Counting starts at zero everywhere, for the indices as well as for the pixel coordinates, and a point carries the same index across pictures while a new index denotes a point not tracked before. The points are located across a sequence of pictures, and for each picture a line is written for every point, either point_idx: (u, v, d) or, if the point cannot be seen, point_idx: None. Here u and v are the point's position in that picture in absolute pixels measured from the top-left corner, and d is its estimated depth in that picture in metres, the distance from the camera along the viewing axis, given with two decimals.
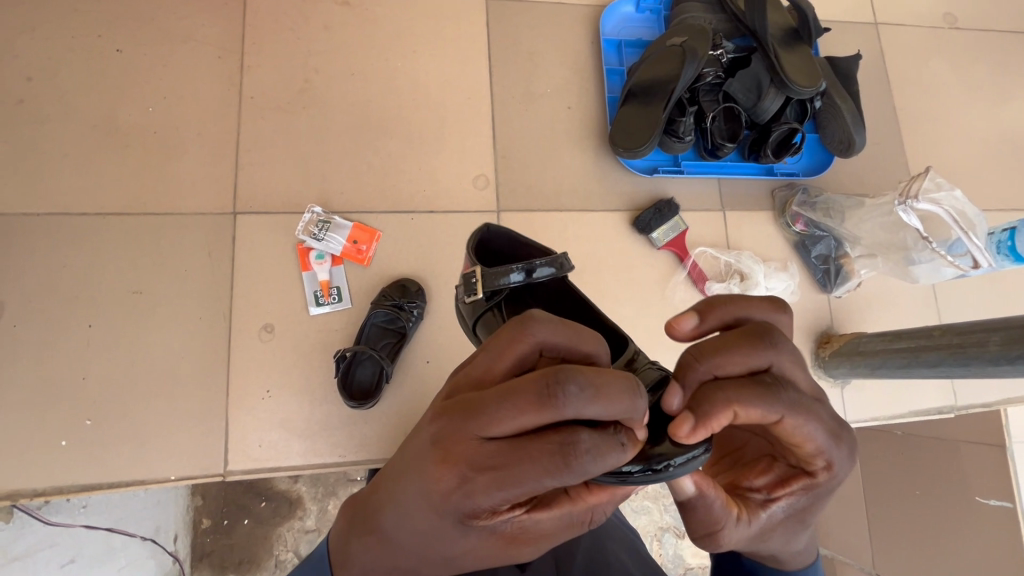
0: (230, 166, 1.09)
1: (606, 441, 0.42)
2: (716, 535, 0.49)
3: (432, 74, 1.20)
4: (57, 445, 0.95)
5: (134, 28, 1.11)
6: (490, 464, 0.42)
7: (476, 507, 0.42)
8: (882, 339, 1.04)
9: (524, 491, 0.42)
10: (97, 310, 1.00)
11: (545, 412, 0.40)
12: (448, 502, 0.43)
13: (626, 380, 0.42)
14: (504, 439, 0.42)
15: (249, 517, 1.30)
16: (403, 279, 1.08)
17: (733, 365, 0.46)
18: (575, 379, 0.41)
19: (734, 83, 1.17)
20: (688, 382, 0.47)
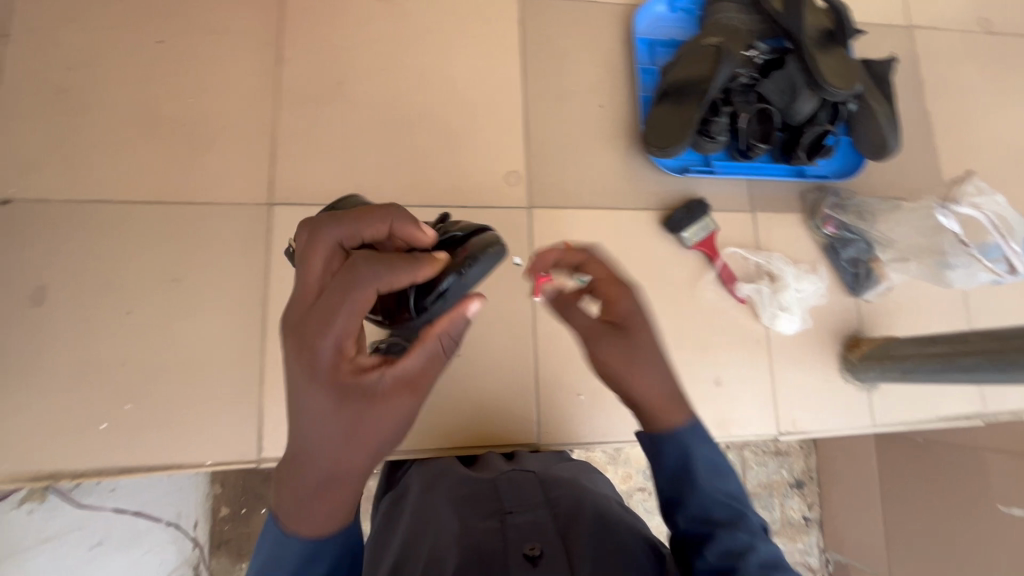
0: (267, 157, 1.10)
1: (392, 262, 0.57)
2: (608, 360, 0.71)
3: (465, 70, 1.21)
4: (97, 429, 0.97)
5: (174, 20, 1.13)
6: (339, 337, 0.55)
7: (320, 355, 0.55)
8: (916, 343, 1.04)
9: (350, 320, 0.56)
10: (137, 297, 1.01)
11: (346, 271, 0.56)
12: (308, 367, 0.55)
13: (382, 213, 0.60)
14: (336, 317, 0.55)
15: (267, 507, 1.32)
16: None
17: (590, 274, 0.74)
18: (363, 258, 0.57)
19: (769, 84, 1.16)
20: (564, 260, 0.76)
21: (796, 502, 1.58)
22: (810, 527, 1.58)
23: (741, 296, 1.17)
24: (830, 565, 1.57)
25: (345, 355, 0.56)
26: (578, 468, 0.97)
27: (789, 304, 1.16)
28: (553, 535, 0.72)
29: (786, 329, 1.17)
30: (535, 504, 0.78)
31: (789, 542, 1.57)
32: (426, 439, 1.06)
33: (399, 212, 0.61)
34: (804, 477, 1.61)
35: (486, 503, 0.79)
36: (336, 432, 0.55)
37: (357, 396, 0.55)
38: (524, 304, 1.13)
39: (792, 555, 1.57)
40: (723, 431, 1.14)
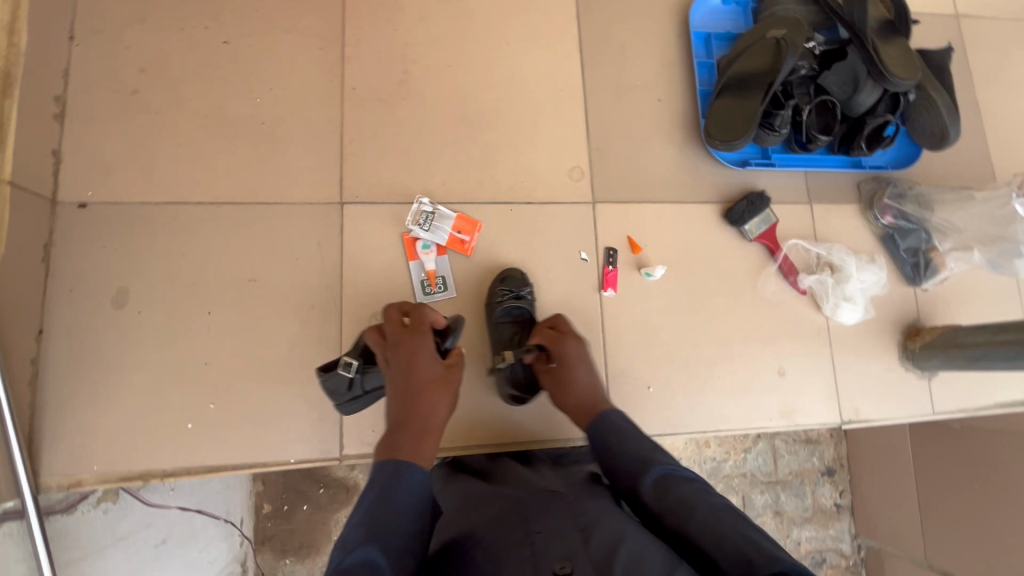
0: (335, 157, 1.11)
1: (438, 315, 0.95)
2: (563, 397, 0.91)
3: (526, 65, 1.21)
4: (182, 429, 0.97)
5: (240, 19, 1.13)
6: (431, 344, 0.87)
7: (420, 344, 0.86)
8: (985, 331, 1.04)
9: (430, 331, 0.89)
10: (216, 297, 1.02)
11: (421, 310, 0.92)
12: (417, 350, 0.84)
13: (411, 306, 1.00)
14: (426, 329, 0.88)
15: (308, 503, 1.28)
16: (506, 270, 1.09)
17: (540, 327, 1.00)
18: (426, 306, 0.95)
19: (830, 75, 1.18)
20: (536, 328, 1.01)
21: (827, 490, 1.57)
22: (841, 512, 1.57)
23: (802, 287, 1.19)
24: (862, 551, 1.56)
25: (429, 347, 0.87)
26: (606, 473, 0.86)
27: (853, 294, 1.17)
28: (584, 551, 0.61)
29: (849, 319, 1.17)
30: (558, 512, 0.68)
31: (820, 529, 1.56)
32: (500, 436, 1.07)
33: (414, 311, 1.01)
34: (834, 464, 1.59)
35: (504, 518, 0.68)
36: (434, 385, 0.81)
37: (445, 376, 0.83)
38: (592, 299, 1.14)
39: (823, 542, 1.55)
40: (788, 420, 1.16)
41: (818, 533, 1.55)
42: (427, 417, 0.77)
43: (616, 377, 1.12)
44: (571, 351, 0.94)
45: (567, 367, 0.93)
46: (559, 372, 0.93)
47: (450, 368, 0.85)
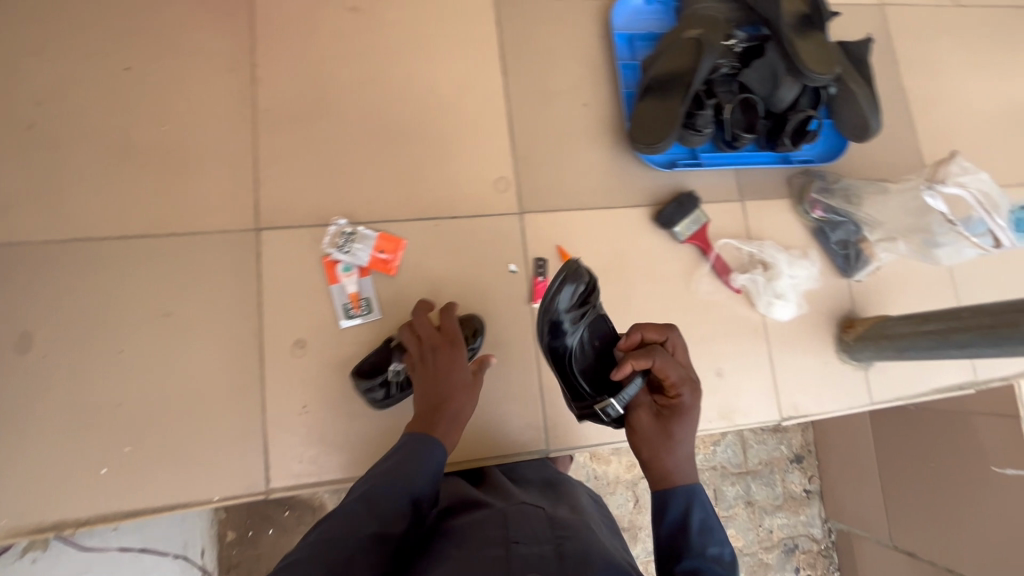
0: (249, 181, 1.08)
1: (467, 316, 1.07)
2: (650, 431, 0.77)
3: (446, 76, 1.19)
4: (96, 474, 0.94)
5: (142, 44, 1.09)
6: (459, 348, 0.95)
7: (451, 347, 0.95)
8: (908, 322, 1.06)
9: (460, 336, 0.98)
10: (126, 335, 0.98)
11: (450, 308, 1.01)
12: (448, 355, 0.94)
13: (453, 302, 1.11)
14: (454, 333, 0.97)
15: (273, 527, 1.29)
16: (568, 272, 0.94)
17: (657, 360, 0.78)
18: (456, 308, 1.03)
19: (750, 73, 1.18)
20: (631, 336, 0.85)
21: (796, 476, 1.57)
22: (810, 498, 1.57)
23: (736, 286, 1.18)
24: (832, 534, 1.56)
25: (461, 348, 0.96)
26: (590, 508, 0.84)
27: (784, 291, 1.18)
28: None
29: (781, 315, 1.18)
30: (538, 541, 0.66)
31: (791, 516, 1.55)
32: None
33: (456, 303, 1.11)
34: (802, 452, 1.59)
35: (488, 536, 0.68)
36: (460, 386, 0.90)
37: (470, 379, 0.92)
38: (522, 311, 1.12)
39: (794, 528, 1.55)
40: (727, 421, 1.15)
41: (790, 520, 1.55)
42: (454, 412, 0.87)
43: (552, 390, 1.11)
44: (691, 410, 0.78)
45: (682, 425, 0.77)
46: (669, 426, 0.77)
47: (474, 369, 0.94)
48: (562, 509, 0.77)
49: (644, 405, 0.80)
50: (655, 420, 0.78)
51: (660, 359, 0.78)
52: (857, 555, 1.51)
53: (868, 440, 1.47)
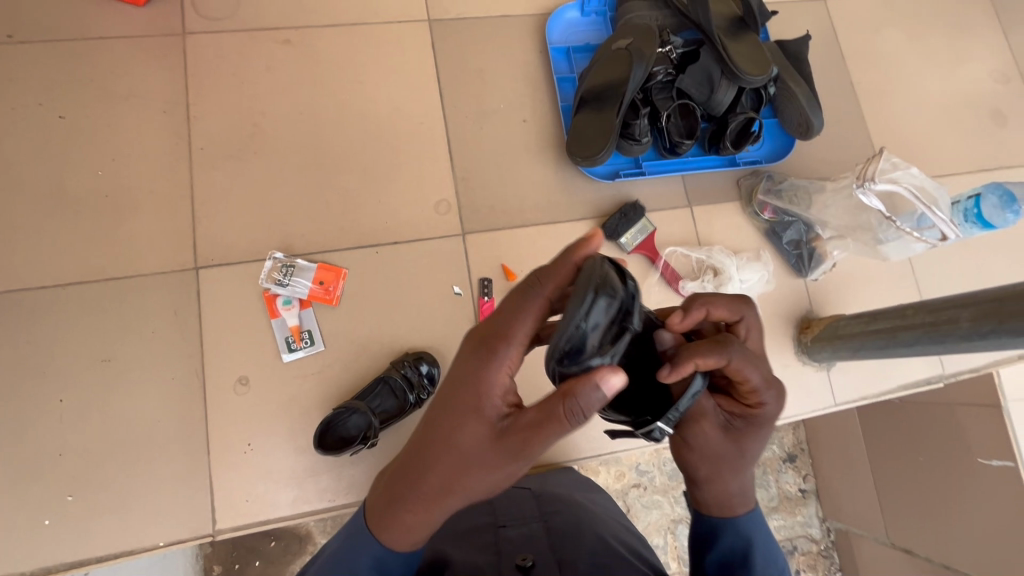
0: (186, 221, 1.08)
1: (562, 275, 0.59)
2: (716, 441, 0.68)
3: (383, 101, 1.19)
4: (41, 525, 0.94)
5: (75, 91, 1.10)
6: (511, 365, 0.59)
7: (479, 376, 0.59)
8: (859, 321, 1.03)
9: (510, 345, 0.58)
10: (67, 384, 0.99)
11: (554, 275, 0.59)
12: (479, 381, 0.59)
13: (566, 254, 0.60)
14: (513, 334, 0.58)
15: (260, 558, 1.19)
16: (598, 284, 0.57)
17: (737, 358, 0.63)
18: (539, 276, 0.59)
19: (686, 78, 1.15)
20: (691, 311, 0.67)
21: (790, 476, 1.45)
22: (806, 497, 1.45)
23: (686, 294, 1.16)
24: (832, 534, 1.45)
25: (505, 371, 0.59)
26: (577, 483, 0.99)
27: None
28: (546, 549, 0.73)
29: None
30: (528, 519, 0.81)
31: (787, 517, 1.44)
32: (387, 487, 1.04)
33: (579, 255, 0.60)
34: (795, 450, 1.47)
35: (478, 521, 0.83)
36: (465, 448, 0.59)
37: (523, 443, 0.57)
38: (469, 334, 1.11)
39: (791, 530, 1.43)
40: None
41: (786, 522, 1.44)
42: (435, 483, 0.60)
43: None
44: (769, 420, 0.68)
45: (755, 435, 0.68)
46: (740, 444, 0.68)
47: (526, 432, 0.57)
48: (549, 489, 0.93)
49: (711, 414, 0.68)
50: (725, 433, 0.68)
51: (741, 357, 0.63)
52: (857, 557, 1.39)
53: (859, 441, 1.37)
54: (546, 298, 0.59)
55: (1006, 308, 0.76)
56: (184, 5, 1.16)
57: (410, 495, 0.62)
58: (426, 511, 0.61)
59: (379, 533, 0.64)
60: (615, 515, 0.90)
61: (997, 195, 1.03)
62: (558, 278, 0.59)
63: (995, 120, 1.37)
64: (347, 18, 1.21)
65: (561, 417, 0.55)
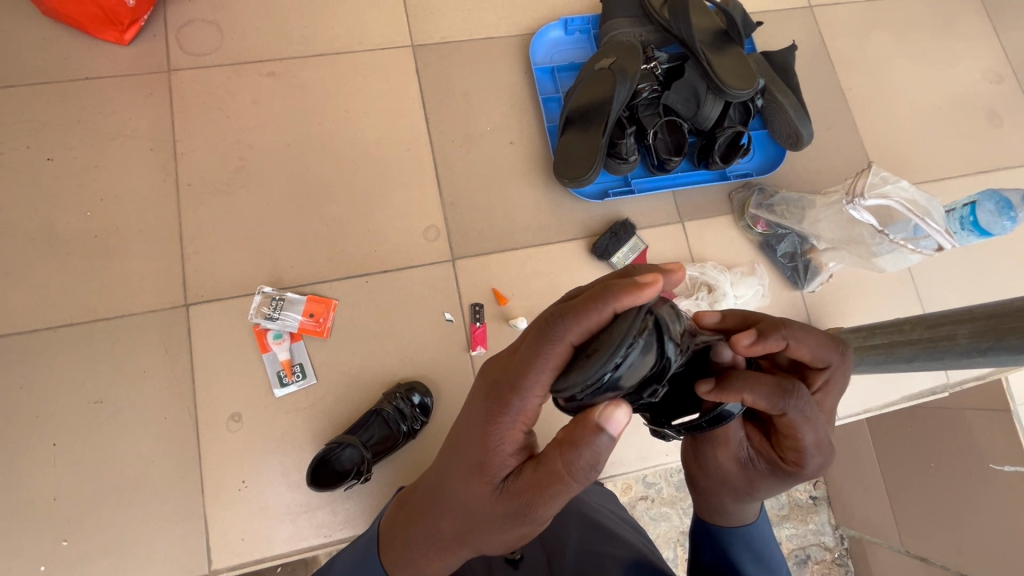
0: (175, 258, 1.08)
1: (591, 321, 0.47)
2: (729, 467, 0.62)
3: (368, 128, 1.19)
4: (37, 571, 0.94)
5: (63, 134, 1.10)
6: (526, 416, 0.52)
7: (492, 429, 0.52)
8: (857, 335, 0.99)
9: (528, 397, 0.50)
10: (60, 427, 0.99)
11: (582, 321, 0.47)
12: (491, 434, 0.52)
13: (602, 296, 0.47)
14: (530, 384, 0.50)
15: None
16: (635, 343, 0.45)
17: (793, 414, 0.53)
18: (570, 323, 0.47)
19: (671, 95, 1.14)
20: (771, 340, 0.56)
21: (799, 483, 1.38)
22: (818, 505, 1.38)
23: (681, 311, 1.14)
24: (846, 541, 1.37)
25: (521, 423, 0.52)
26: None
27: None
28: (535, 541, 0.76)
29: None
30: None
31: (799, 525, 1.36)
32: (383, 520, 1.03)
33: (620, 297, 0.46)
34: None
35: None
36: (471, 499, 0.54)
37: (536, 500, 0.51)
38: (461, 361, 1.10)
39: (803, 538, 1.36)
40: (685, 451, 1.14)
41: (798, 530, 1.36)
42: (443, 530, 0.56)
43: None
44: (799, 478, 0.59)
45: (775, 484, 0.60)
46: (752, 484, 0.61)
47: (539, 489, 0.51)
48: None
49: (733, 444, 0.62)
50: (741, 467, 0.62)
51: (797, 414, 0.53)
52: (874, 566, 1.31)
53: (868, 446, 1.34)
54: (573, 346, 0.48)
55: (1003, 325, 0.74)
56: (168, 42, 1.16)
57: (421, 541, 0.58)
58: (436, 563, 0.58)
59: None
60: (604, 500, 0.91)
61: (993, 202, 1.01)
62: (584, 324, 0.47)
63: (991, 121, 1.35)
64: (331, 48, 1.21)
65: (578, 473, 0.50)
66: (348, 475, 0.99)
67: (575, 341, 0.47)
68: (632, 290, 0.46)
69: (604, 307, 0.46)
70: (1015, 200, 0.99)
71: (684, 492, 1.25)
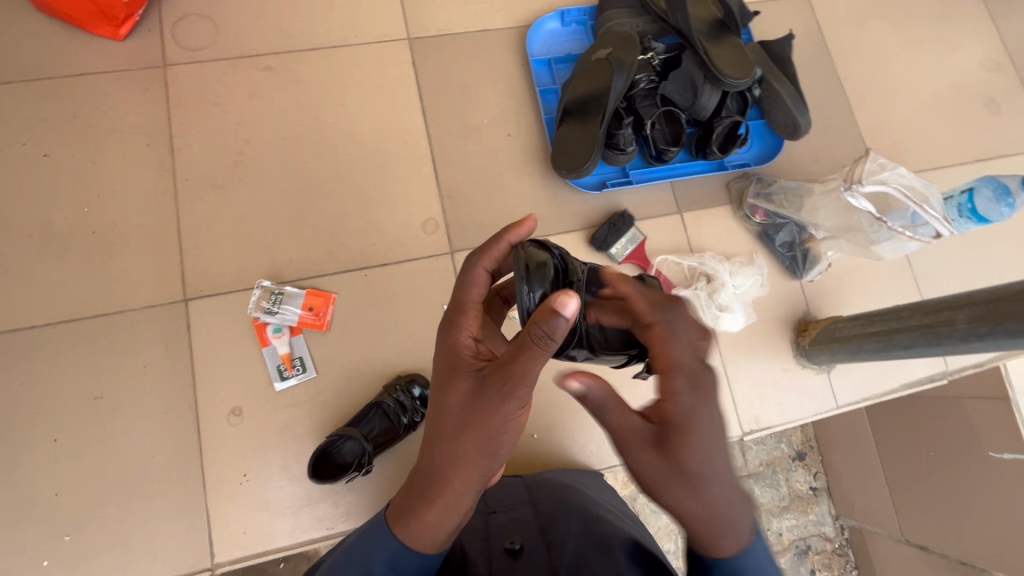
0: (174, 253, 1.08)
1: (492, 255, 0.64)
2: (654, 454, 0.56)
3: (365, 121, 1.18)
4: (40, 566, 0.94)
5: (59, 130, 1.10)
6: (472, 328, 0.63)
7: (448, 346, 0.62)
8: (857, 323, 1.01)
9: (468, 311, 0.63)
10: (61, 423, 0.99)
11: (485, 256, 0.64)
12: (451, 351, 0.62)
13: (494, 235, 0.65)
14: (469, 301, 0.63)
15: None
16: (529, 266, 0.62)
17: (660, 323, 0.59)
18: (476, 255, 0.64)
19: (668, 85, 1.15)
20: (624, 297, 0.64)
21: (800, 474, 1.39)
22: (818, 495, 1.39)
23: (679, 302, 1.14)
24: (846, 532, 1.38)
25: (467, 334, 0.62)
26: (572, 472, 1.00)
27: (729, 303, 1.13)
28: (534, 530, 0.75)
29: (730, 328, 1.14)
30: (518, 505, 0.82)
31: (799, 516, 1.38)
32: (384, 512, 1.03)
33: (504, 233, 0.65)
34: (804, 447, 1.41)
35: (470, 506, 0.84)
36: (455, 412, 0.60)
37: (501, 382, 0.56)
38: None
39: (803, 529, 1.37)
40: None
41: (798, 521, 1.37)
42: (446, 456, 0.61)
43: None
44: (700, 419, 0.56)
45: (691, 441, 0.55)
46: (681, 458, 0.55)
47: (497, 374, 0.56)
48: (541, 475, 0.95)
49: (636, 433, 0.57)
50: (657, 446, 0.56)
51: (664, 326, 0.59)
52: (873, 555, 1.32)
53: (869, 438, 1.32)
54: (490, 273, 0.65)
55: (1003, 309, 0.75)
56: (163, 36, 1.16)
57: (429, 480, 0.63)
58: (453, 488, 0.61)
59: (407, 528, 0.64)
60: (604, 494, 0.92)
61: (991, 188, 1.00)
62: (489, 254, 0.64)
63: (989, 108, 1.35)
64: (327, 41, 1.21)
65: (525, 344, 0.53)
66: (351, 469, 0.99)
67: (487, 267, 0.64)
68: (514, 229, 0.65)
69: (499, 241, 0.65)
70: (1013, 186, 0.99)
71: None
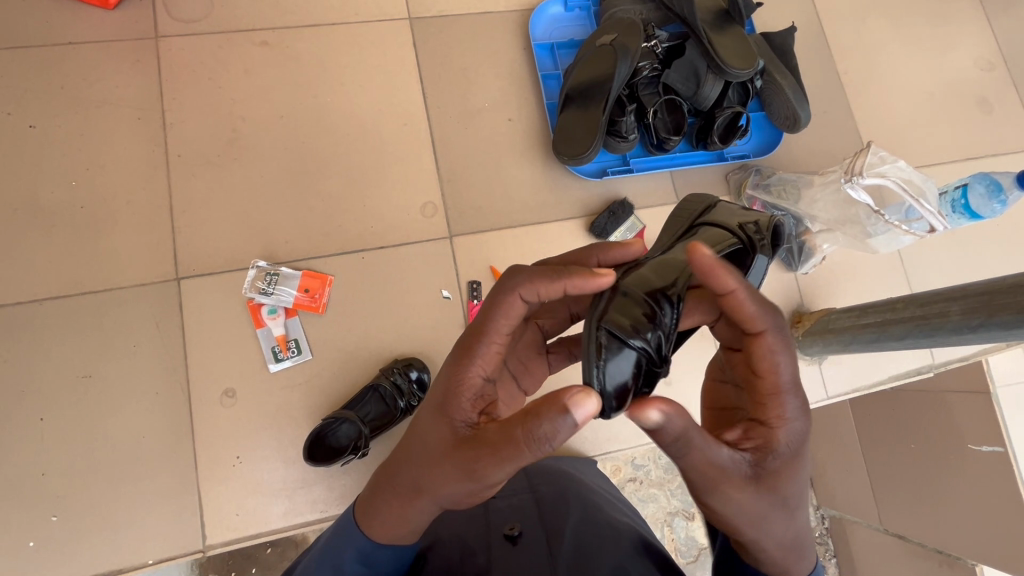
0: (165, 230, 1.05)
1: (544, 290, 0.55)
2: (755, 493, 0.52)
3: (364, 101, 1.16)
4: (26, 547, 0.92)
5: (44, 100, 1.06)
6: (484, 365, 0.55)
7: (450, 379, 0.54)
8: (851, 314, 1.02)
9: (487, 344, 0.55)
10: (48, 403, 0.96)
11: (533, 289, 0.54)
12: (449, 384, 0.54)
13: (555, 268, 0.55)
14: (493, 330, 0.55)
15: None
16: (605, 332, 0.54)
17: (772, 329, 0.53)
18: (524, 279, 0.54)
19: (671, 74, 1.15)
20: (723, 285, 0.51)
21: None
22: None
23: None
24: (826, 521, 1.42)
25: (477, 371, 0.54)
26: (566, 458, 1.00)
27: None
28: (533, 517, 0.75)
29: None
30: (518, 492, 0.83)
31: None
32: None
33: (573, 273, 0.55)
34: None
35: None
36: (429, 446, 0.55)
37: (475, 460, 0.51)
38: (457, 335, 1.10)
39: None
40: None
41: None
42: (407, 478, 0.57)
43: None
44: (800, 442, 0.54)
45: (787, 470, 0.53)
46: (779, 487, 0.53)
47: (485, 447, 0.50)
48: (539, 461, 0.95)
49: (731, 470, 0.51)
50: (755, 482, 0.52)
51: (778, 336, 0.53)
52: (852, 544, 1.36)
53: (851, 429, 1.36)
54: (527, 303, 0.55)
55: (995, 302, 0.76)
56: (156, 8, 1.12)
57: (389, 493, 0.60)
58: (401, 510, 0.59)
59: (366, 526, 0.62)
60: (598, 481, 0.93)
61: (984, 184, 1.02)
62: (538, 285, 0.54)
63: (982, 107, 1.37)
64: (325, 18, 1.18)
65: (519, 437, 0.47)
66: (348, 454, 0.99)
67: (530, 299, 0.55)
68: (587, 274, 0.55)
69: (557, 281, 0.55)
70: (1006, 182, 1.00)
71: (672, 473, 1.27)
